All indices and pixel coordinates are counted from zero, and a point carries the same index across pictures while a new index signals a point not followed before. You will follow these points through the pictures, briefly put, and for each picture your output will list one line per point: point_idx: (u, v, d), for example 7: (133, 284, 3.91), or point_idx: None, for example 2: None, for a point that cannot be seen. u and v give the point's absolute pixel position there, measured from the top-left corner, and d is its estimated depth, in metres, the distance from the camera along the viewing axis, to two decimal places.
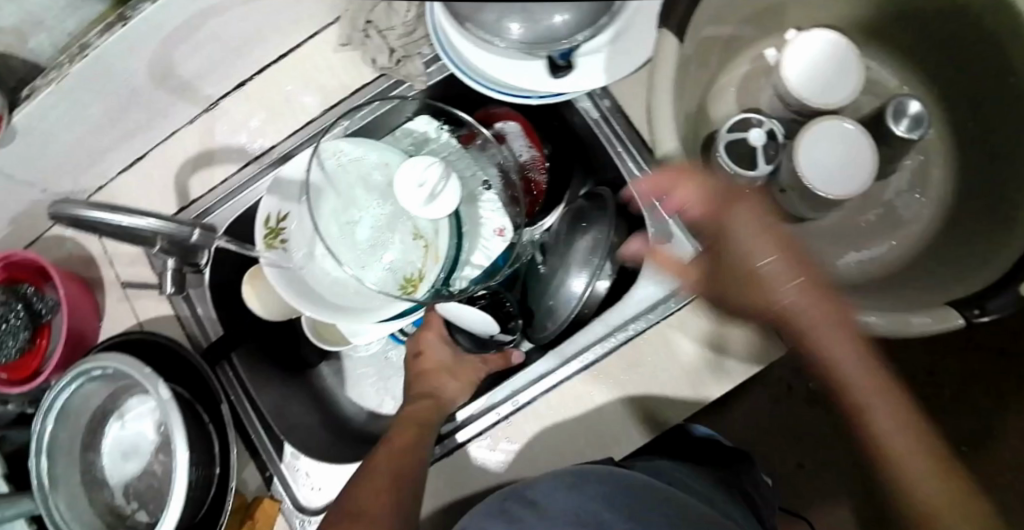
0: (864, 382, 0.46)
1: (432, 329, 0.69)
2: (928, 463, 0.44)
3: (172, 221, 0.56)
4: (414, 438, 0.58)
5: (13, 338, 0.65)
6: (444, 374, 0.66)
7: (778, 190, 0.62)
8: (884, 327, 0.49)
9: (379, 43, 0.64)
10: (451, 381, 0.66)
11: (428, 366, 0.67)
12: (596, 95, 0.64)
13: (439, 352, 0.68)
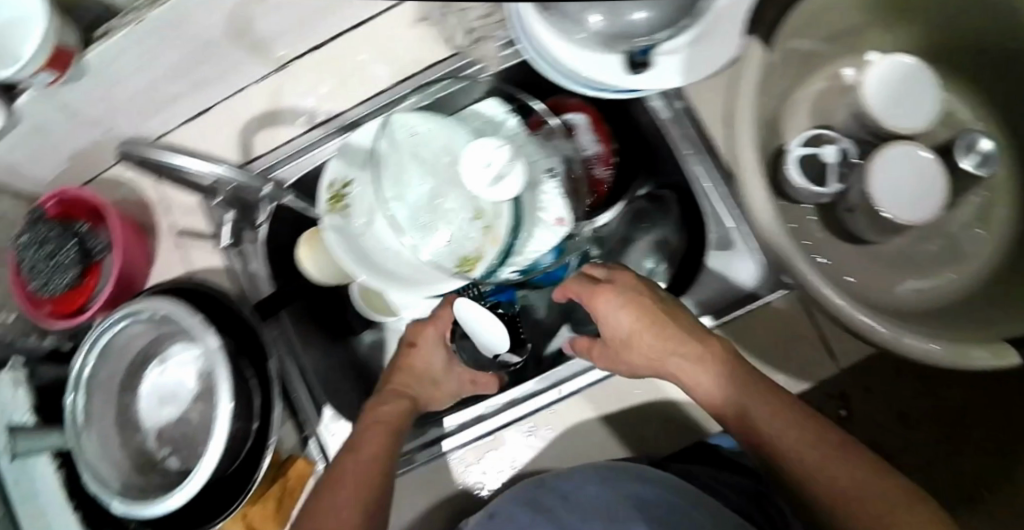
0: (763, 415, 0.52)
1: (435, 326, 0.68)
2: (845, 471, 0.48)
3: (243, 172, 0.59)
4: (377, 433, 0.61)
5: (62, 273, 0.65)
6: (424, 380, 0.68)
7: (844, 210, 0.62)
8: (945, 358, 0.51)
9: (456, 23, 0.63)
10: (427, 386, 0.68)
11: (415, 364, 0.68)
12: (669, 95, 0.62)
13: (432, 355, 0.69)
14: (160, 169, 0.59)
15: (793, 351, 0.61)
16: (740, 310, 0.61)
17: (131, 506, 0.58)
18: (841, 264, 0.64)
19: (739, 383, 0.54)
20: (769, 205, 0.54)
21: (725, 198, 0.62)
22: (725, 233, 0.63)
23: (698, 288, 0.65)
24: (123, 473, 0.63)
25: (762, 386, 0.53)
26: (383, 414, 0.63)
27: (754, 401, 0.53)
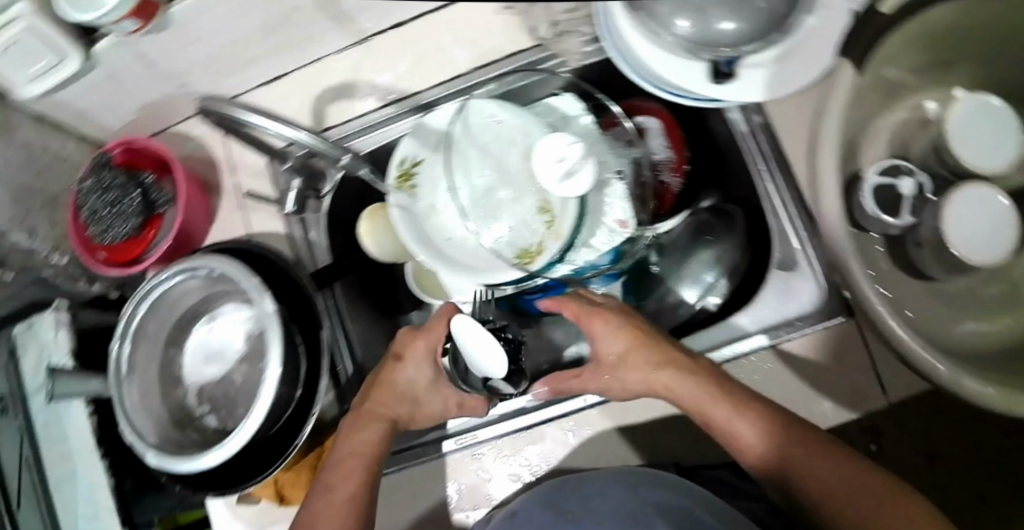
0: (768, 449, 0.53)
1: (426, 338, 0.64)
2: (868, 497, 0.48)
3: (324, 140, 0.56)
4: (357, 465, 0.58)
5: (123, 222, 0.64)
6: (404, 401, 0.63)
7: (913, 244, 0.62)
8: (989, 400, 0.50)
9: (542, 14, 0.63)
10: (411, 407, 0.64)
11: (394, 381, 0.63)
12: (749, 109, 0.63)
13: (420, 373, 0.64)
14: (240, 130, 0.59)
15: (849, 379, 0.60)
16: (795, 334, 0.62)
17: (165, 459, 0.58)
18: (908, 300, 0.62)
19: (738, 406, 0.55)
20: (843, 230, 0.54)
21: (794, 218, 0.61)
22: (790, 254, 0.62)
23: (758, 308, 0.64)
24: (160, 427, 0.63)
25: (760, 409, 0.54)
26: (364, 442, 0.60)
27: (756, 428, 0.54)
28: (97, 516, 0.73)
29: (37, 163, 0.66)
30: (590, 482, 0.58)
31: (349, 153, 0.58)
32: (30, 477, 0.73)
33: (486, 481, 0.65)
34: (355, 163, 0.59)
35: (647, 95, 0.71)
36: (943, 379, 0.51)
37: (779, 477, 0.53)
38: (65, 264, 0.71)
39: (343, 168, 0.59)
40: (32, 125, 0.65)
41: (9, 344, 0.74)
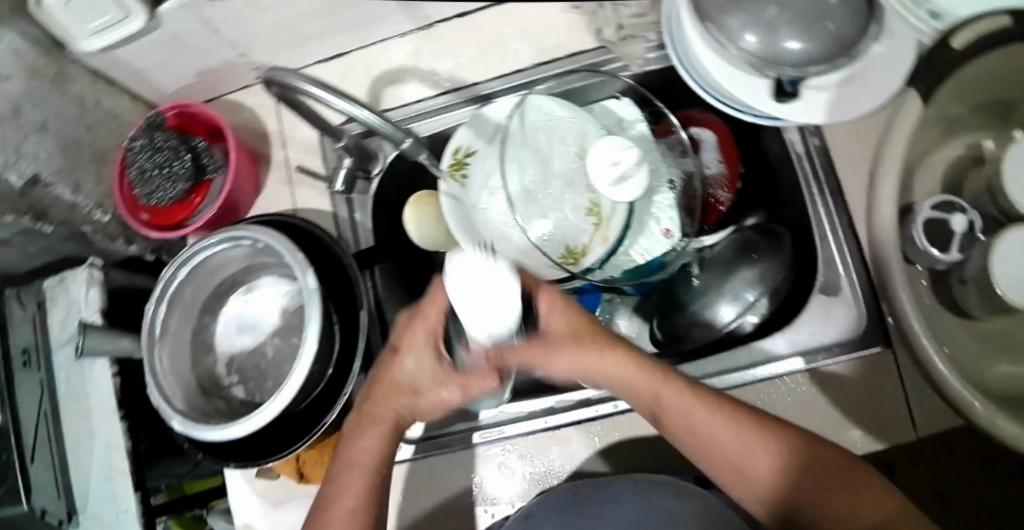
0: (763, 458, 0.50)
1: (425, 324, 0.52)
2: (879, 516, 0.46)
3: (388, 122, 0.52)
4: (358, 477, 0.54)
5: (172, 184, 0.64)
6: (405, 392, 0.54)
7: (957, 280, 0.62)
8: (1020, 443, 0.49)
9: (609, 16, 0.64)
10: (415, 397, 0.54)
11: (393, 371, 0.54)
12: (807, 131, 0.63)
13: (420, 359, 0.53)
14: (299, 103, 0.55)
15: (882, 410, 0.60)
16: (830, 359, 0.61)
17: (191, 426, 0.57)
18: (954, 340, 0.61)
19: (704, 401, 0.51)
20: (894, 258, 0.54)
21: (841, 242, 0.62)
22: (833, 279, 0.62)
23: (797, 329, 0.63)
24: (187, 393, 0.62)
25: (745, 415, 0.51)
26: (363, 463, 0.54)
27: (752, 443, 0.50)
28: (110, 477, 0.72)
29: (88, 118, 0.66)
30: (611, 487, 0.58)
31: (411, 138, 0.55)
32: (47, 432, 0.72)
33: (506, 477, 0.65)
34: (415, 149, 0.56)
35: (706, 107, 0.72)
36: (977, 414, 0.50)
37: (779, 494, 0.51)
38: (106, 222, 0.70)
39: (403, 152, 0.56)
40: (87, 80, 0.65)
41: (37, 297, 0.74)
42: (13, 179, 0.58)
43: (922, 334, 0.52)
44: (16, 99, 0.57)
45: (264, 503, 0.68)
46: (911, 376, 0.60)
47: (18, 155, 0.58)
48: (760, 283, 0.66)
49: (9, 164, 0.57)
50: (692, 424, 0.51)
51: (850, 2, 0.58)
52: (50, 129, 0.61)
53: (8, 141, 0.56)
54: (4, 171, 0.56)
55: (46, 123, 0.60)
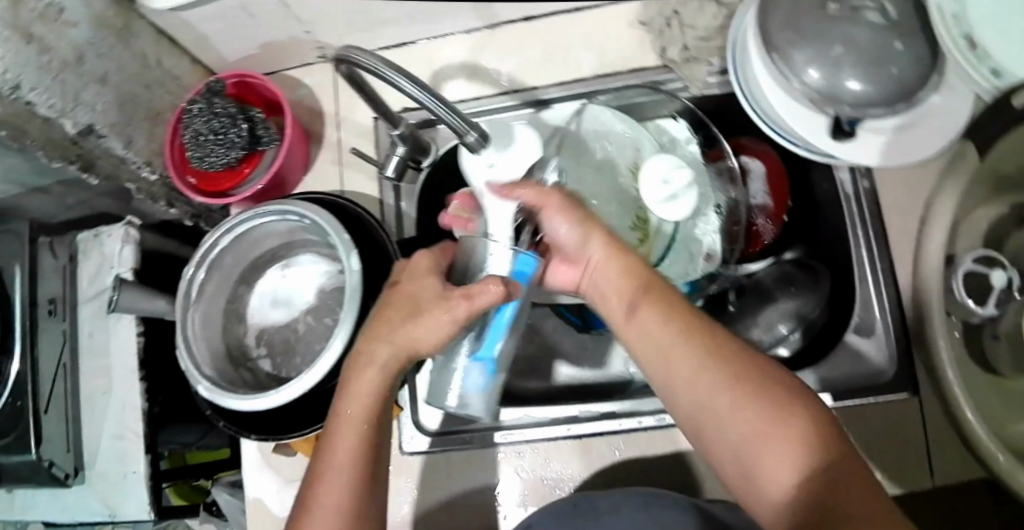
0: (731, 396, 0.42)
1: (429, 260, 0.49)
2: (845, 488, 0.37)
3: (448, 105, 0.46)
4: (345, 427, 0.47)
5: (226, 151, 0.64)
6: (408, 316, 0.47)
7: (988, 335, 0.62)
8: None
9: (676, 36, 0.65)
10: (415, 323, 0.46)
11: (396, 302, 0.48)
12: (858, 172, 0.65)
13: (425, 288, 0.48)
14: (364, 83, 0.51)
15: (902, 455, 0.60)
16: (861, 398, 0.61)
17: (218, 393, 0.57)
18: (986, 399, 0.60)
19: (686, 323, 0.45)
20: (937, 311, 0.57)
21: (880, 284, 0.63)
22: (868, 320, 0.63)
23: (829, 367, 0.65)
24: (215, 359, 0.62)
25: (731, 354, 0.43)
26: (352, 409, 0.47)
27: (721, 382, 0.42)
28: (122, 436, 0.72)
29: (148, 76, 0.65)
30: (612, 498, 0.57)
31: (476, 132, 0.50)
32: (64, 384, 0.72)
33: (523, 477, 0.66)
34: (479, 146, 0.50)
35: (760, 136, 0.72)
36: (999, 466, 0.51)
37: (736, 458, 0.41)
38: (151, 180, 0.70)
39: (466, 143, 0.50)
40: (151, 38, 0.65)
41: (70, 249, 0.74)
42: (67, 126, 0.57)
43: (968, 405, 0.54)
44: (80, 46, 0.56)
45: (278, 480, 0.68)
46: (936, 423, 0.60)
47: (76, 103, 0.57)
48: (795, 318, 0.68)
49: (65, 111, 0.56)
50: (654, 312, 0.46)
51: (915, 50, 0.58)
52: (110, 81, 0.61)
53: (68, 88, 0.56)
54: (59, 117, 0.56)
55: (106, 74, 0.60)
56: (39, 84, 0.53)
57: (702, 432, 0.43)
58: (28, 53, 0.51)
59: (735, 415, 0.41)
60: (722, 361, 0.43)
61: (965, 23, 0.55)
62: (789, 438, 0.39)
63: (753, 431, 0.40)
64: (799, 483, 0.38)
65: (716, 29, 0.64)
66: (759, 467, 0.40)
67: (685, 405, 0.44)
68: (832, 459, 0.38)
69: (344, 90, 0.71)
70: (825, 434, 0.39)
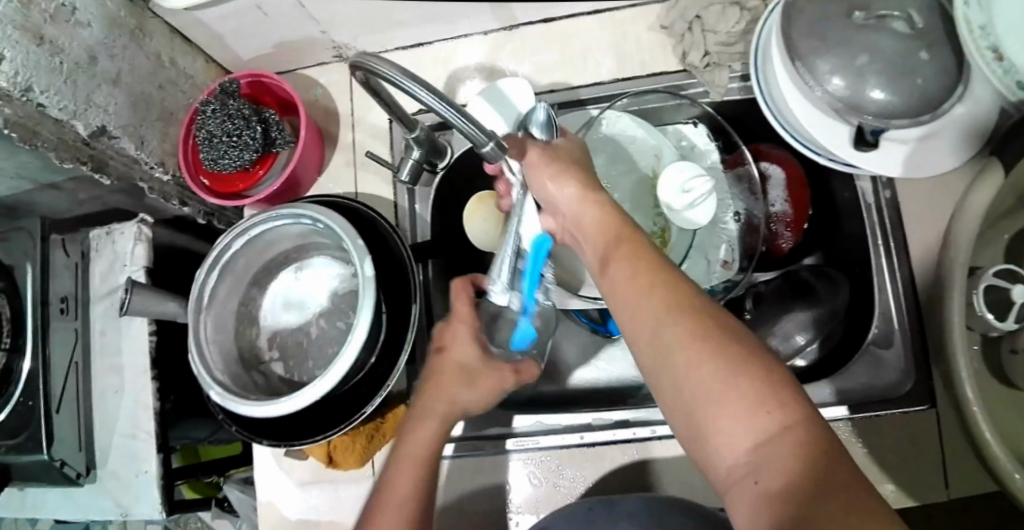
0: (687, 353, 0.37)
1: (463, 320, 0.55)
2: (800, 453, 0.33)
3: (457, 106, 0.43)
4: (409, 471, 0.50)
5: (241, 153, 0.63)
6: (462, 379, 0.54)
7: (1007, 349, 0.60)
8: None
9: (698, 41, 0.64)
10: (468, 386, 0.54)
11: (446, 365, 0.55)
12: (879, 182, 0.65)
13: (466, 351, 0.55)
14: (380, 89, 0.49)
15: (916, 466, 0.60)
16: (877, 411, 0.61)
17: (229, 399, 0.56)
18: (1007, 418, 0.58)
19: (649, 276, 0.41)
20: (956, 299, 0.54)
21: (896, 295, 0.63)
22: (887, 331, 0.63)
23: (844, 378, 0.63)
24: (227, 363, 0.62)
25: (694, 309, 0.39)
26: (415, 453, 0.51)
27: (679, 336, 0.38)
28: (134, 435, 0.72)
29: (161, 75, 0.65)
30: (627, 504, 0.57)
31: (493, 142, 0.45)
32: (75, 382, 0.72)
33: (535, 481, 0.66)
34: (497, 155, 0.46)
35: (778, 143, 0.73)
36: (1016, 486, 0.48)
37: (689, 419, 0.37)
38: (163, 180, 0.70)
39: (482, 154, 0.47)
40: (165, 36, 0.64)
41: (81, 246, 0.73)
42: (79, 128, 0.56)
43: (976, 402, 0.51)
44: (93, 47, 0.55)
45: (290, 480, 0.68)
46: (950, 434, 0.60)
47: (87, 105, 0.56)
48: (812, 329, 0.67)
49: (77, 113, 0.55)
50: (624, 258, 0.42)
51: (941, 60, 0.57)
52: (122, 82, 0.60)
53: (79, 89, 0.55)
54: (71, 120, 0.55)
55: (119, 74, 0.59)
56: (50, 86, 0.52)
57: (658, 386, 0.39)
58: (40, 55, 0.50)
59: (691, 371, 0.37)
60: (687, 312, 0.39)
61: (994, 36, 0.54)
62: (745, 400, 0.35)
63: (710, 389, 0.36)
64: (753, 448, 0.35)
65: (739, 33, 0.63)
66: (714, 430, 0.36)
67: (644, 361, 0.40)
68: (792, 424, 0.34)
69: (361, 92, 0.71)
70: (787, 395, 0.35)
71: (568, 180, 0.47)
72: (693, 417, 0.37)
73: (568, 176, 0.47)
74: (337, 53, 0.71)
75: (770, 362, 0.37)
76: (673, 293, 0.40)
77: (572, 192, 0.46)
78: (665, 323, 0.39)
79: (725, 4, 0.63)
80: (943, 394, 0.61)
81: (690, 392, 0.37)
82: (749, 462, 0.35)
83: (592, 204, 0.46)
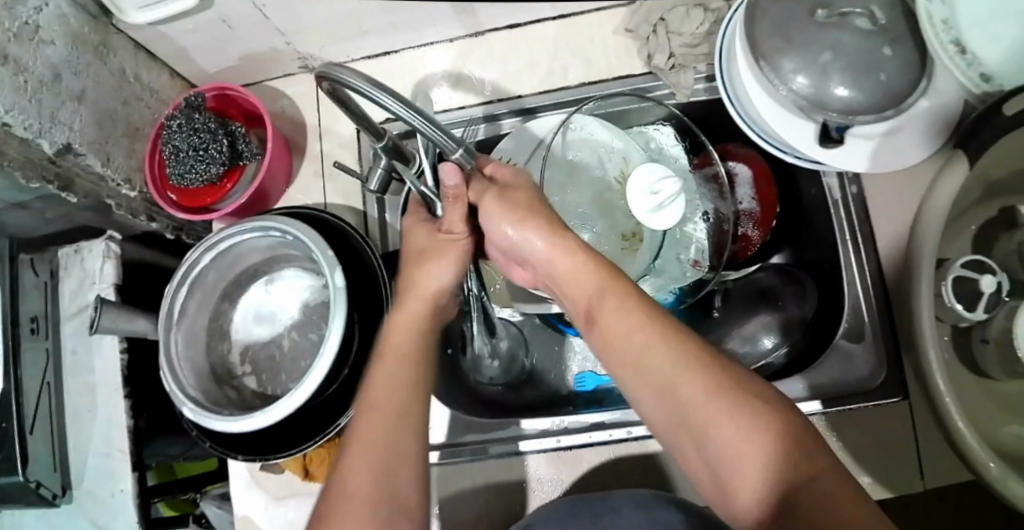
0: (702, 408, 0.39)
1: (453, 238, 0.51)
2: (825, 497, 0.35)
3: (430, 119, 0.42)
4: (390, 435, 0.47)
5: (208, 166, 0.63)
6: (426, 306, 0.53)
7: (977, 338, 0.61)
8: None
9: (663, 44, 0.65)
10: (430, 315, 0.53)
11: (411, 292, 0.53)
12: (846, 178, 0.65)
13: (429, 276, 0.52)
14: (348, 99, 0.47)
15: (890, 456, 0.60)
16: (851, 404, 0.60)
17: (202, 415, 0.56)
18: (982, 409, 0.58)
19: (656, 333, 0.42)
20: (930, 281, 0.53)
21: (867, 290, 0.63)
22: (857, 326, 0.63)
23: (816, 372, 0.63)
24: (199, 379, 0.61)
25: (705, 363, 0.41)
26: (414, 311, 0.53)
27: (691, 391, 0.40)
28: (109, 454, 0.71)
29: (126, 91, 0.64)
30: (603, 501, 0.56)
31: (461, 149, 0.44)
32: (48, 402, 0.71)
33: (514, 486, 0.65)
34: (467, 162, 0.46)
35: (745, 141, 0.74)
36: (993, 478, 0.47)
37: (711, 472, 0.40)
38: (129, 196, 0.69)
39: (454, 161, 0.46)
40: (130, 52, 0.64)
41: (50, 265, 0.73)
42: (44, 146, 0.56)
43: (948, 393, 0.50)
44: (57, 65, 0.55)
45: (265, 496, 0.67)
46: (925, 426, 0.60)
47: (52, 123, 0.55)
48: (779, 331, 0.68)
49: (43, 131, 0.55)
50: (627, 316, 0.43)
51: (903, 56, 0.57)
52: (87, 99, 0.59)
53: (44, 107, 0.54)
54: (37, 139, 0.54)
55: (84, 91, 0.59)
56: (14, 105, 0.51)
57: (675, 440, 0.41)
58: (3, 74, 0.49)
59: (711, 428, 0.39)
60: (699, 371, 0.40)
61: (956, 30, 0.54)
62: (764, 449, 0.38)
63: (732, 446, 0.38)
64: (776, 495, 0.37)
65: (704, 35, 0.64)
66: (732, 480, 0.38)
67: (660, 416, 0.42)
68: (810, 472, 0.36)
69: (327, 103, 0.71)
70: (800, 440, 0.38)
71: (538, 226, 0.47)
72: (712, 470, 0.39)
73: (536, 220, 0.47)
74: (304, 64, 0.71)
75: (785, 408, 0.39)
76: (679, 347, 0.41)
77: (550, 244, 0.47)
78: (676, 378, 0.40)
79: (689, 6, 0.64)
80: (914, 386, 0.61)
81: (710, 446, 0.39)
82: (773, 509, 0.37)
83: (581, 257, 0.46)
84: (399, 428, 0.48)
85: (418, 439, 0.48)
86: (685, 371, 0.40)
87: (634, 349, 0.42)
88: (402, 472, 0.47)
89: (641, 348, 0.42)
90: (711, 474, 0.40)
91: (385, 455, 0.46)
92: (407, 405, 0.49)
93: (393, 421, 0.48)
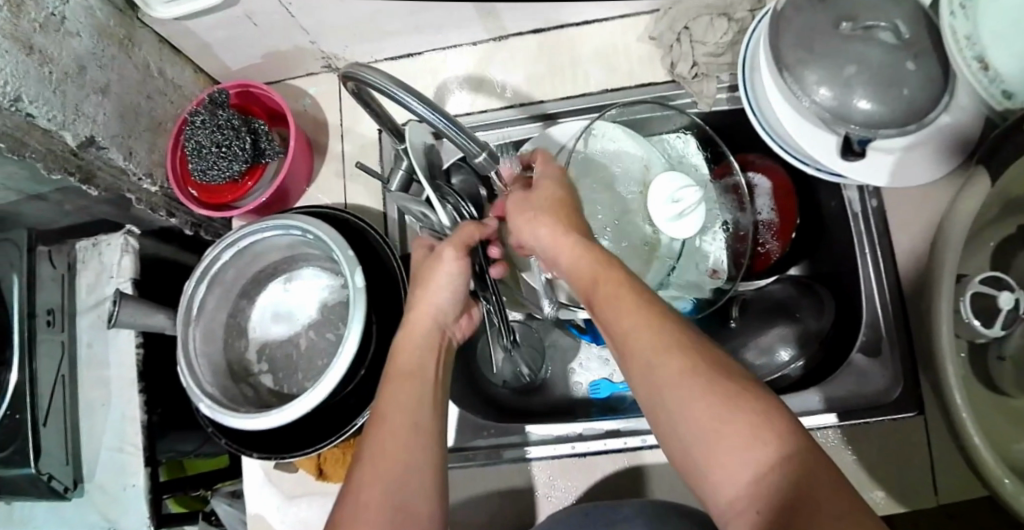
0: (679, 387, 0.38)
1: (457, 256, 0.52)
2: (797, 482, 0.33)
3: (457, 123, 0.43)
4: (406, 442, 0.47)
5: (231, 164, 0.63)
6: (431, 316, 0.54)
7: (993, 356, 0.61)
8: None
9: (685, 51, 0.65)
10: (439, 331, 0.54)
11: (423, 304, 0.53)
12: (866, 191, 0.65)
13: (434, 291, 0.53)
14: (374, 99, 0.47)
15: (905, 470, 0.60)
16: (866, 417, 0.61)
17: (219, 412, 0.56)
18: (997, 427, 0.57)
19: (641, 309, 0.41)
20: (947, 293, 0.53)
21: (884, 303, 0.63)
22: (874, 338, 0.63)
23: (833, 385, 0.63)
24: (216, 376, 0.61)
25: (687, 343, 0.39)
26: (419, 327, 0.53)
27: (669, 366, 0.38)
28: (121, 448, 0.72)
29: (150, 85, 0.65)
30: (620, 510, 0.55)
31: (485, 153, 0.46)
32: (62, 395, 0.71)
33: (528, 491, 0.65)
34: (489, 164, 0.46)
35: (765, 152, 0.75)
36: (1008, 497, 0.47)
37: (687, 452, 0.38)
38: (151, 191, 0.69)
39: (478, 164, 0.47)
40: (154, 47, 0.64)
41: (68, 258, 0.73)
42: (67, 138, 0.56)
43: (964, 407, 0.50)
44: (82, 57, 0.55)
45: (278, 495, 0.68)
46: (940, 442, 0.60)
47: (76, 116, 0.55)
48: (796, 343, 0.69)
49: (66, 124, 0.55)
50: (614, 297, 0.42)
51: (926, 70, 0.57)
52: (111, 92, 0.59)
53: (69, 100, 0.54)
54: (60, 130, 0.54)
55: (108, 85, 0.59)
56: (40, 96, 0.51)
57: (654, 421, 0.40)
58: (29, 65, 0.50)
59: (687, 406, 0.37)
60: (680, 353, 0.39)
61: (980, 46, 0.54)
62: (741, 431, 0.36)
63: (708, 424, 0.36)
64: (751, 480, 0.35)
65: (727, 44, 0.64)
66: (709, 463, 0.36)
67: (639, 391, 0.40)
68: (787, 457, 0.34)
69: (349, 103, 0.72)
70: (779, 427, 0.36)
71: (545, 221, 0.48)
72: (690, 453, 0.37)
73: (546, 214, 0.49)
74: (326, 64, 0.71)
75: (767, 393, 0.37)
76: (662, 326, 0.40)
77: (554, 231, 0.48)
78: (657, 354, 0.39)
79: (712, 15, 0.64)
80: (931, 403, 0.61)
81: (685, 425, 0.37)
82: (747, 493, 0.35)
83: (577, 246, 0.46)
84: (412, 433, 0.47)
85: (434, 443, 0.48)
86: (665, 348, 0.39)
87: (619, 323, 0.41)
88: (414, 474, 0.46)
89: (624, 323, 0.41)
90: (686, 456, 0.38)
91: (396, 460, 0.46)
92: (419, 410, 0.49)
93: (406, 429, 0.47)
